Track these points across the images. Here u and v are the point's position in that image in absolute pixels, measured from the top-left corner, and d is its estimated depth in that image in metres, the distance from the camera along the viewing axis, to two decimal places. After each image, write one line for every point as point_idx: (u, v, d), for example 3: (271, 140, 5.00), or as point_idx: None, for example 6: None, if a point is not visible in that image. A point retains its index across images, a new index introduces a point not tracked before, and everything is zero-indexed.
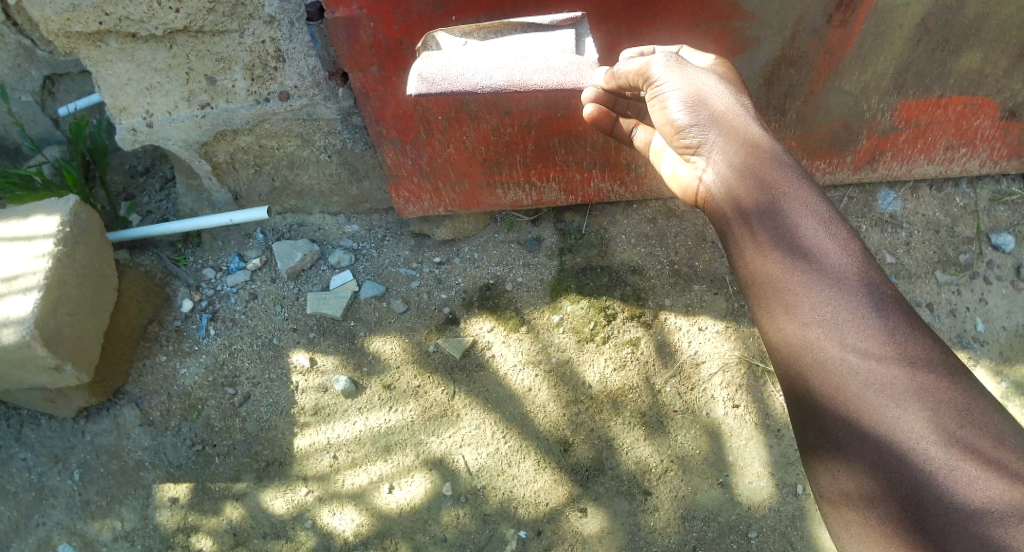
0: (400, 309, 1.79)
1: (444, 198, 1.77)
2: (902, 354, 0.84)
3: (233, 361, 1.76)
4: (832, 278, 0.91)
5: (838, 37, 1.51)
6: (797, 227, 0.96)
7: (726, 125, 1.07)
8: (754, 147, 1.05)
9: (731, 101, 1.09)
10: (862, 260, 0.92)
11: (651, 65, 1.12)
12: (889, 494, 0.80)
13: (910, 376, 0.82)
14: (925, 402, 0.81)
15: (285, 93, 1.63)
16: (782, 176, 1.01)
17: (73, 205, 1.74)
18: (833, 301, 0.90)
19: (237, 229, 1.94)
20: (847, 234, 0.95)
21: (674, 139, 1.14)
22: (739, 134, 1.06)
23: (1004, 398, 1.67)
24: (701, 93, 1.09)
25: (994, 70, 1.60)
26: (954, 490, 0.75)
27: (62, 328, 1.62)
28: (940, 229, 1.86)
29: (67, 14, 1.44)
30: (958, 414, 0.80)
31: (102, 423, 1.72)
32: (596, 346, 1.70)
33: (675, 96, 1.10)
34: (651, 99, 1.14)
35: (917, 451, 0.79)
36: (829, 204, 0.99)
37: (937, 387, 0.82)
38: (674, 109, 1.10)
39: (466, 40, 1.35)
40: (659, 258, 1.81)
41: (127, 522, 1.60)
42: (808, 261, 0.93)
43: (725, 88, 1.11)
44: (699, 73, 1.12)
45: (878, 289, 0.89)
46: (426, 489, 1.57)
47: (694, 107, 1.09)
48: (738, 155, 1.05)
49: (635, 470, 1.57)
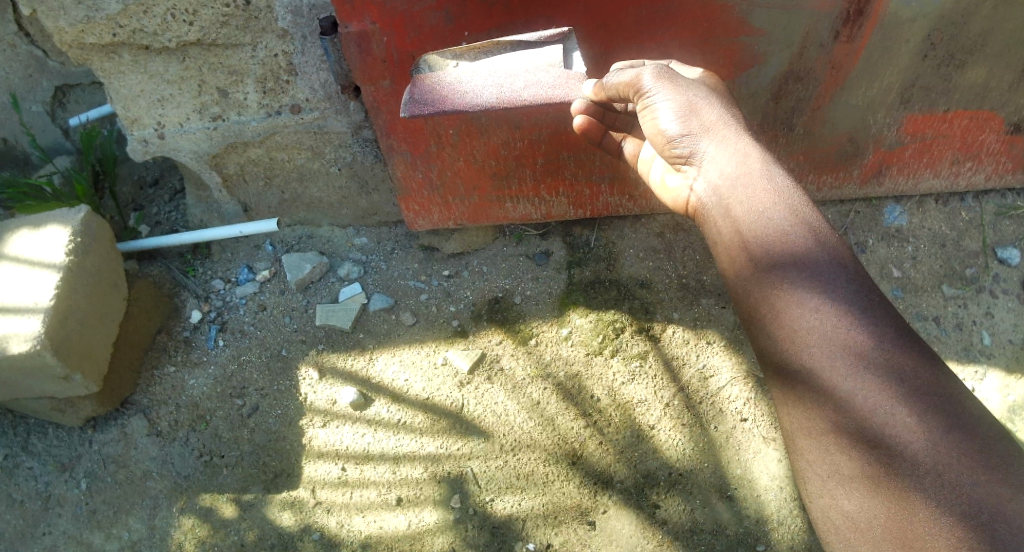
0: (409, 322, 1.80)
1: (453, 211, 1.79)
2: (891, 359, 0.84)
3: (242, 372, 1.77)
4: (823, 284, 0.90)
5: (846, 52, 1.52)
6: (786, 235, 0.95)
7: (715, 134, 1.07)
8: (743, 155, 1.04)
9: (719, 111, 1.09)
10: (851, 269, 0.92)
11: (640, 74, 1.12)
12: (876, 496, 0.83)
13: (899, 382, 0.83)
14: (913, 408, 0.82)
15: (297, 105, 1.64)
16: (770, 185, 1.00)
17: (84, 216, 1.76)
18: (824, 307, 0.89)
19: (246, 241, 1.96)
20: (836, 242, 0.94)
21: (665, 150, 1.14)
22: (729, 143, 1.06)
23: (1010, 411, 1.67)
24: (688, 103, 1.09)
25: (999, 84, 1.61)
26: (940, 495, 0.78)
27: (72, 336, 1.62)
28: (946, 243, 1.86)
29: (81, 26, 1.45)
30: (944, 418, 0.81)
31: (110, 433, 1.72)
32: (604, 359, 1.71)
33: (666, 106, 1.10)
34: (640, 111, 1.14)
35: (903, 457, 0.81)
36: (820, 214, 0.98)
37: (926, 393, 0.83)
38: (664, 119, 1.10)
39: (457, 61, 1.38)
40: (666, 272, 1.82)
41: (134, 532, 1.59)
42: (799, 268, 0.92)
43: (714, 100, 1.11)
44: (687, 85, 1.12)
45: (867, 298, 0.89)
46: (434, 502, 1.56)
47: (684, 117, 1.08)
48: (728, 162, 1.05)
49: (643, 482, 1.56)
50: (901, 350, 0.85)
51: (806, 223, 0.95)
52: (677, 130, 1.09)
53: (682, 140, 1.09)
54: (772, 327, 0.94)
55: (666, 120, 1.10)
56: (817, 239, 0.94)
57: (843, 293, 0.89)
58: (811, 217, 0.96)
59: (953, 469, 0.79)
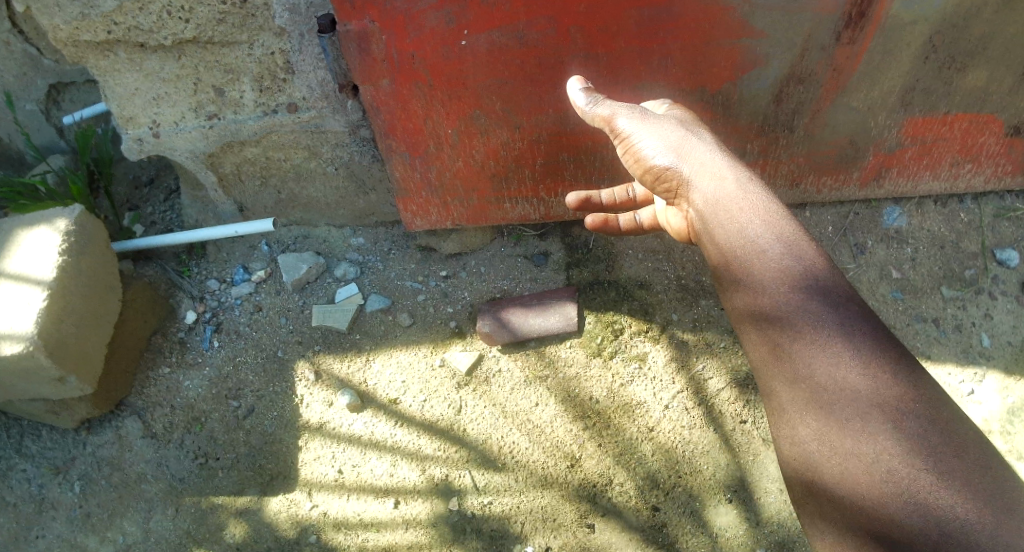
0: (406, 323, 1.79)
1: (452, 213, 1.78)
2: (865, 370, 0.89)
3: (238, 373, 1.76)
4: (798, 297, 0.96)
5: (847, 54, 1.51)
6: (763, 252, 1.02)
7: (690, 160, 1.17)
8: (720, 176, 1.13)
9: (693, 138, 1.21)
10: (827, 279, 0.97)
11: (616, 116, 1.28)
12: (856, 504, 0.85)
13: (869, 391, 0.88)
14: (887, 416, 0.86)
15: (294, 104, 1.63)
16: (747, 204, 1.08)
17: (80, 215, 1.73)
18: (796, 320, 0.96)
19: (242, 241, 1.94)
20: (813, 253, 1.00)
21: (653, 183, 1.24)
22: (705, 166, 1.15)
23: (1010, 414, 1.66)
24: (662, 136, 1.22)
25: (999, 87, 1.60)
26: (919, 500, 0.80)
27: (66, 338, 1.60)
28: (946, 245, 1.85)
29: (77, 24, 1.44)
30: (922, 426, 0.85)
31: (104, 435, 1.71)
32: (604, 362, 1.70)
33: (647, 143, 1.22)
34: (623, 148, 1.28)
35: (880, 463, 0.83)
36: (798, 228, 1.04)
37: (899, 402, 0.86)
38: (644, 152, 1.23)
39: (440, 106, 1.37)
40: (665, 273, 1.81)
41: (129, 535, 1.57)
42: (775, 282, 0.99)
43: (689, 131, 1.23)
44: (660, 120, 1.26)
45: (845, 310, 0.94)
46: (432, 508, 1.54)
47: (661, 148, 1.20)
48: (706, 184, 1.14)
49: (644, 485, 1.55)
50: (876, 357, 0.90)
51: (782, 239, 1.02)
52: (657, 160, 1.20)
53: (664, 170, 1.20)
54: (754, 344, 1.02)
55: (646, 153, 1.22)
56: (791, 253, 1.01)
57: (818, 304, 0.95)
58: (789, 234, 1.03)
59: (932, 472, 0.81)
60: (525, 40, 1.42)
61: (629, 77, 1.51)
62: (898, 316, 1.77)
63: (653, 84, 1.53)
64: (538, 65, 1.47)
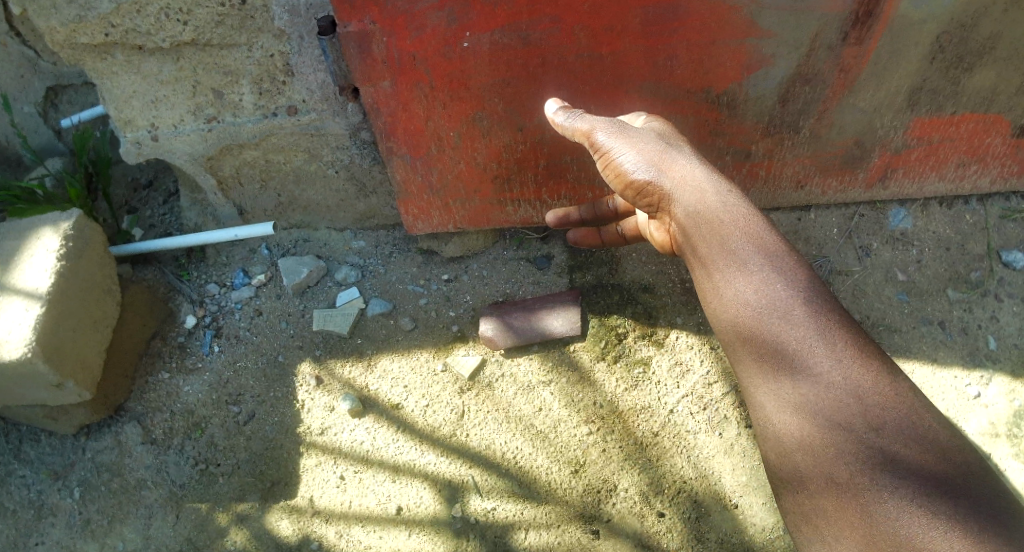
0: (408, 327, 1.78)
1: (454, 215, 1.76)
2: (848, 381, 0.89)
3: (238, 379, 1.74)
4: (780, 309, 0.96)
5: (854, 54, 1.49)
6: (744, 265, 1.02)
7: (671, 173, 1.15)
8: (699, 189, 1.11)
9: (673, 151, 1.18)
10: (806, 291, 0.97)
11: (594, 131, 1.25)
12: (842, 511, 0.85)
13: (856, 404, 0.87)
14: (869, 424, 0.85)
15: (294, 107, 1.61)
16: (728, 217, 1.06)
17: (78, 219, 1.71)
18: (781, 330, 0.95)
19: (242, 245, 1.92)
20: (792, 263, 1.00)
21: (635, 197, 1.23)
22: (686, 179, 1.13)
23: (1017, 417, 1.64)
24: (641, 149, 1.19)
25: (1007, 87, 1.59)
26: (901, 507, 0.79)
27: (64, 343, 1.58)
28: (951, 246, 1.84)
29: (73, 25, 1.42)
30: (910, 438, 0.84)
31: (103, 440, 1.69)
32: (607, 366, 1.69)
33: (627, 158, 1.20)
34: (602, 163, 1.25)
35: (870, 473, 0.83)
36: (780, 239, 1.04)
37: (884, 411, 0.86)
38: (623, 166, 1.20)
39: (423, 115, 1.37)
40: (669, 276, 1.80)
41: (129, 542, 1.55)
42: (755, 295, 0.99)
43: (668, 143, 1.20)
44: (639, 134, 1.23)
45: (825, 322, 0.94)
46: (435, 515, 1.52)
47: (641, 162, 1.18)
48: (687, 198, 1.12)
49: (647, 490, 1.53)
50: (863, 368, 0.89)
51: (763, 250, 1.02)
52: (636, 175, 1.18)
53: (645, 184, 1.18)
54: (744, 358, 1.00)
55: (626, 167, 1.19)
56: (770, 264, 1.00)
57: (798, 317, 0.95)
58: (769, 243, 1.03)
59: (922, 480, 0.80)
60: (529, 39, 1.40)
61: (633, 76, 1.49)
62: (903, 318, 1.76)
63: (657, 84, 1.51)
64: (541, 64, 1.45)
